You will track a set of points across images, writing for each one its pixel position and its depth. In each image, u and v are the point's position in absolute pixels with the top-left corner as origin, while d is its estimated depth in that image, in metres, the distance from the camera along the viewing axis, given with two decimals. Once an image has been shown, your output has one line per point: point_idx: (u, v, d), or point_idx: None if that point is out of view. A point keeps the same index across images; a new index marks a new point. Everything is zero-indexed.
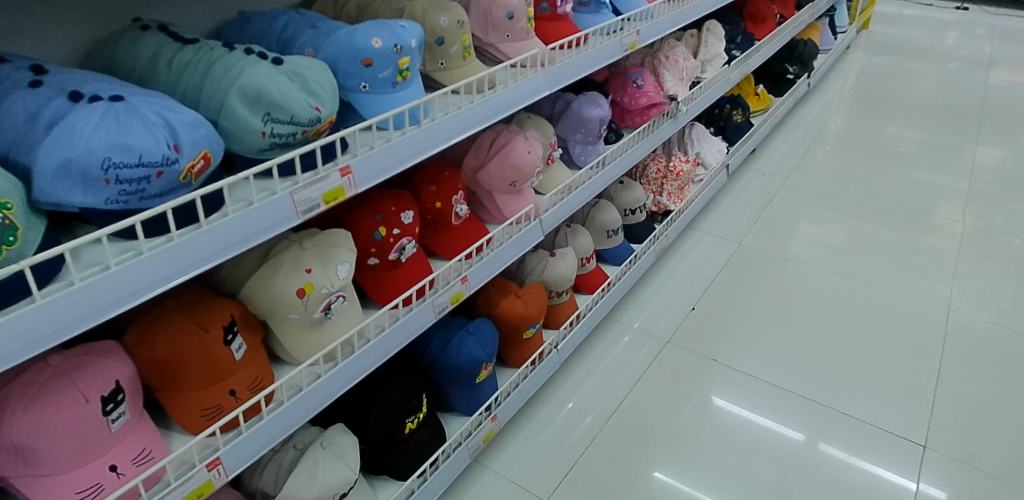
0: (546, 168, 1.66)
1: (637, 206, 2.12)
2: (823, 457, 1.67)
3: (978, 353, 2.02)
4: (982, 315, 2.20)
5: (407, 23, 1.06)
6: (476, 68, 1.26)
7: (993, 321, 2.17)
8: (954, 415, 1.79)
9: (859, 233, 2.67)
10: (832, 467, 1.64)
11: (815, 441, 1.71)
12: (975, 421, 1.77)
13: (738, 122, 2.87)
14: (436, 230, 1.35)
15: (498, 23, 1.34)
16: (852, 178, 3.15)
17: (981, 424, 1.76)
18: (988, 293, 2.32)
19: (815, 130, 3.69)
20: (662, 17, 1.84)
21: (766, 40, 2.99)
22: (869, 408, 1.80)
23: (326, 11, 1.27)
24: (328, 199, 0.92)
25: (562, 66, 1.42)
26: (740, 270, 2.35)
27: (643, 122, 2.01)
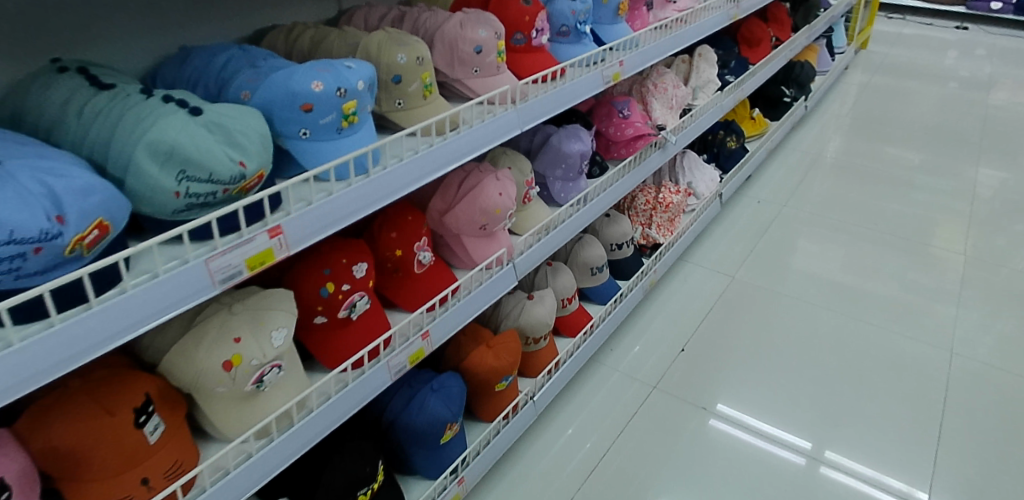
0: (521, 206, 1.56)
1: (624, 240, 2.02)
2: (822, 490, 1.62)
3: (984, 400, 1.90)
4: (987, 353, 2.09)
5: (355, 62, 0.97)
6: (438, 107, 1.17)
7: (998, 364, 2.05)
8: (959, 474, 1.67)
9: (858, 263, 2.56)
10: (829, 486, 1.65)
11: (816, 462, 1.70)
12: (982, 480, 1.66)
13: (731, 149, 2.78)
14: (396, 279, 1.25)
15: (465, 58, 1.25)
16: (851, 205, 3.05)
17: (987, 483, 1.65)
18: (994, 329, 2.21)
19: (813, 153, 3.60)
20: (648, 45, 1.74)
21: (761, 64, 2.91)
22: (867, 465, 1.69)
23: (278, 46, 1.18)
24: (253, 264, 0.82)
25: (535, 101, 1.32)
26: (733, 306, 2.24)
27: (629, 154, 1.91)
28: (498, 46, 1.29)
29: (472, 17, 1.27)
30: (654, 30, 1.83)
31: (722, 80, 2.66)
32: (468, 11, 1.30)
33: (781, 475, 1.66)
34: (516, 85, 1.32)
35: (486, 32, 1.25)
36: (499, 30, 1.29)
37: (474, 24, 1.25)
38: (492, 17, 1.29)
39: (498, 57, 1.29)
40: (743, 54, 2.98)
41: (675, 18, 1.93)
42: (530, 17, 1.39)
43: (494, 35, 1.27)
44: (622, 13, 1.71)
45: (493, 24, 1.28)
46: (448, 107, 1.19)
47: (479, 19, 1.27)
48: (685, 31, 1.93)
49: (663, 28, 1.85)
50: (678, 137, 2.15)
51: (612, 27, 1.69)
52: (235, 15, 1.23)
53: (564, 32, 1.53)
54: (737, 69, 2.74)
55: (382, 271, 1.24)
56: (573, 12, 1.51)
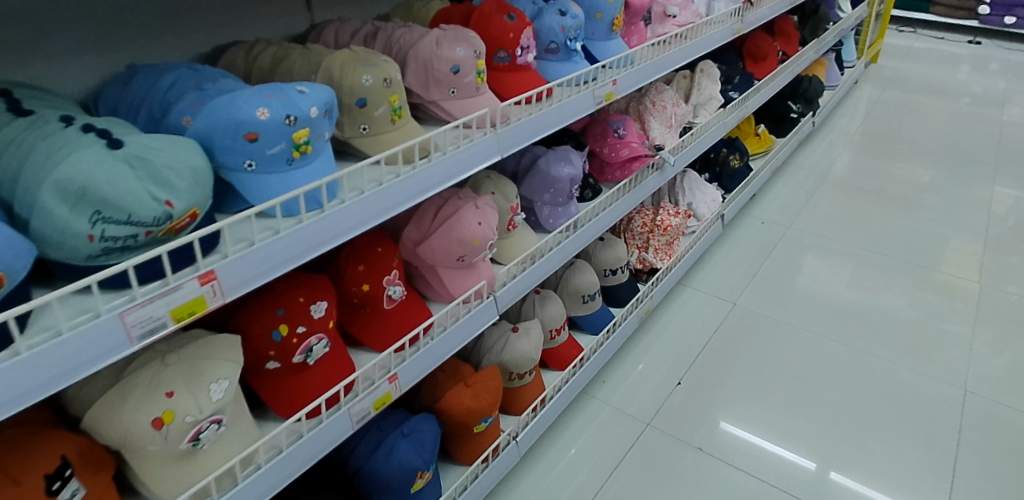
0: (505, 233, 1.47)
1: (618, 266, 1.94)
2: None
3: (1001, 443, 1.79)
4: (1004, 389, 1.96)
5: (309, 86, 0.88)
6: (408, 132, 1.08)
7: (1015, 401, 1.94)
8: None
9: (866, 288, 2.45)
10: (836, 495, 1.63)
11: None
12: None
13: (735, 168, 2.68)
14: (363, 316, 1.16)
15: (441, 78, 1.16)
16: (860, 225, 2.94)
17: None
18: (1010, 361, 2.09)
19: (821, 171, 3.49)
20: (645, 62, 1.65)
21: (766, 80, 2.81)
22: None
23: (236, 64, 1.10)
24: (181, 316, 0.73)
25: (517, 125, 1.23)
26: (732, 335, 2.14)
27: (624, 176, 1.82)
28: (478, 65, 1.20)
29: (449, 34, 1.18)
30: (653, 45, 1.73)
31: (726, 96, 2.57)
32: (446, 28, 1.22)
33: (791, 480, 1.66)
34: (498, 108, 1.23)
35: (465, 50, 1.17)
36: (480, 48, 1.20)
37: (451, 42, 1.16)
38: (472, 34, 1.21)
39: (478, 77, 1.20)
40: (748, 69, 2.89)
41: (674, 34, 1.83)
42: (514, 34, 1.29)
43: (473, 53, 1.18)
44: (617, 28, 1.62)
45: (473, 42, 1.19)
46: (421, 132, 1.10)
47: (457, 36, 1.18)
48: (684, 47, 1.83)
49: (661, 44, 1.75)
50: (677, 157, 2.06)
51: (605, 43, 1.60)
52: (195, 31, 1.15)
53: (553, 50, 1.44)
54: (741, 85, 2.65)
55: (348, 307, 1.15)
56: (562, 29, 1.42)
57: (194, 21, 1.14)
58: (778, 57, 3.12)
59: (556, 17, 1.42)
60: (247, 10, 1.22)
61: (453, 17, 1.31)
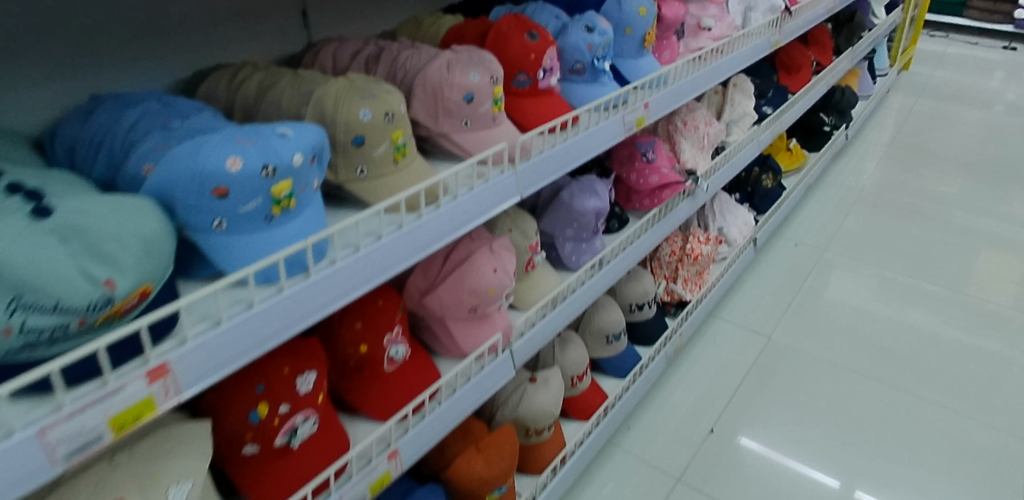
0: (524, 274, 1.32)
1: (645, 299, 1.78)
2: None
3: None
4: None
5: (292, 129, 0.74)
6: (414, 173, 0.93)
7: None
8: None
9: (911, 324, 2.28)
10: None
11: None
12: None
13: (767, 188, 2.52)
14: (361, 380, 1.01)
15: (452, 108, 1.01)
16: (899, 249, 2.77)
17: None
18: None
19: (855, 186, 3.32)
20: (679, 81, 1.49)
21: (801, 93, 2.65)
22: None
23: (218, 91, 0.97)
24: (122, 423, 0.59)
25: (538, 160, 1.08)
26: (767, 377, 2.00)
27: (653, 205, 1.67)
28: (496, 92, 1.05)
29: (462, 58, 1.03)
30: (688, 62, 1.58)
31: (759, 112, 2.41)
32: (459, 49, 1.07)
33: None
34: (516, 140, 1.09)
35: (480, 76, 1.02)
36: (497, 72, 1.05)
37: (465, 66, 1.02)
38: (489, 57, 1.06)
39: (495, 106, 1.06)
40: (781, 82, 2.72)
41: (709, 49, 1.67)
42: (536, 55, 1.15)
43: (489, 79, 1.03)
44: (649, 45, 1.46)
45: (490, 66, 1.05)
46: (429, 171, 0.95)
47: (472, 60, 1.04)
48: (720, 63, 1.68)
49: (696, 60, 1.59)
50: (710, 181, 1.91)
51: (636, 60, 1.44)
52: (176, 54, 1.01)
53: (578, 70, 1.29)
54: (775, 100, 2.48)
55: (343, 370, 1.01)
56: (589, 46, 1.27)
57: (174, 43, 1.01)
58: (812, 68, 2.95)
59: (583, 33, 1.26)
60: (235, 30, 1.08)
61: (467, 35, 1.16)
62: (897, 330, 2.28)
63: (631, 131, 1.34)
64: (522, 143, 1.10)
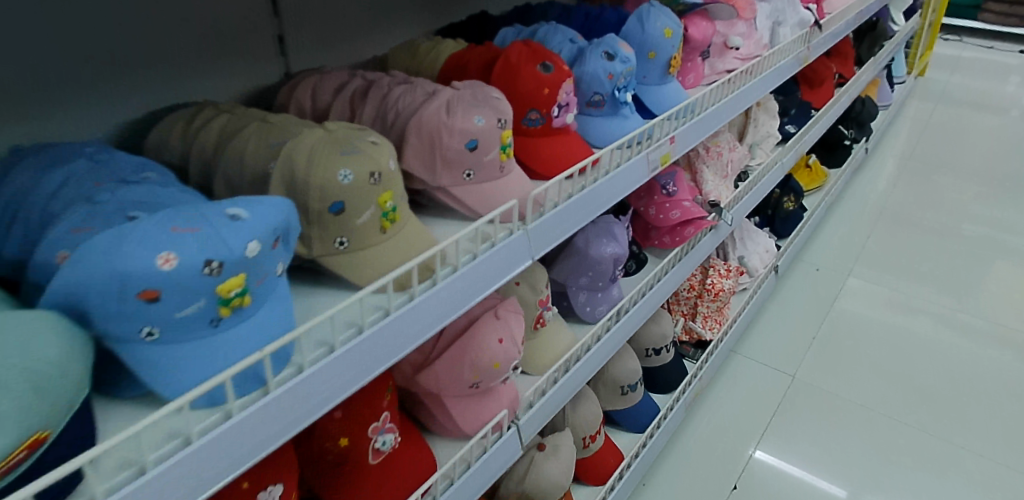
0: (533, 333, 1.17)
1: (663, 344, 1.64)
2: None
3: None
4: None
5: (247, 207, 0.58)
6: (406, 241, 0.78)
7: None
8: None
9: (945, 361, 2.13)
10: None
11: None
12: None
13: (789, 210, 2.36)
14: (341, 477, 0.86)
15: (452, 157, 0.86)
16: (928, 273, 2.61)
17: None
18: None
19: (879, 203, 3.14)
20: (706, 110, 1.34)
21: (825, 109, 2.48)
22: None
23: (171, 138, 0.82)
24: None
25: (552, 215, 0.93)
26: (793, 424, 1.85)
27: (673, 243, 1.51)
28: (504, 137, 0.90)
29: (465, 98, 0.88)
30: (718, 88, 1.42)
31: (782, 131, 2.25)
32: (462, 86, 0.92)
33: None
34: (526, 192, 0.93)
35: (485, 120, 0.87)
36: (506, 114, 0.90)
37: (468, 109, 0.87)
38: (496, 96, 0.91)
39: (503, 154, 0.90)
40: (804, 96, 2.56)
41: (737, 71, 1.52)
42: (552, 89, 0.99)
43: (496, 123, 0.88)
44: (673, 70, 1.31)
45: (497, 107, 0.89)
46: (424, 237, 0.80)
47: (476, 101, 0.89)
48: (748, 86, 1.52)
49: (725, 85, 1.44)
50: (733, 212, 1.76)
51: (659, 88, 1.29)
52: (126, 91, 0.87)
53: (596, 102, 1.14)
54: (798, 118, 2.33)
55: (319, 468, 0.85)
56: (609, 75, 1.11)
57: (125, 78, 0.86)
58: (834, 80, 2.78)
59: (603, 60, 1.11)
60: (199, 61, 0.94)
61: (471, 64, 1.01)
62: (933, 365, 2.12)
63: (655, 170, 1.19)
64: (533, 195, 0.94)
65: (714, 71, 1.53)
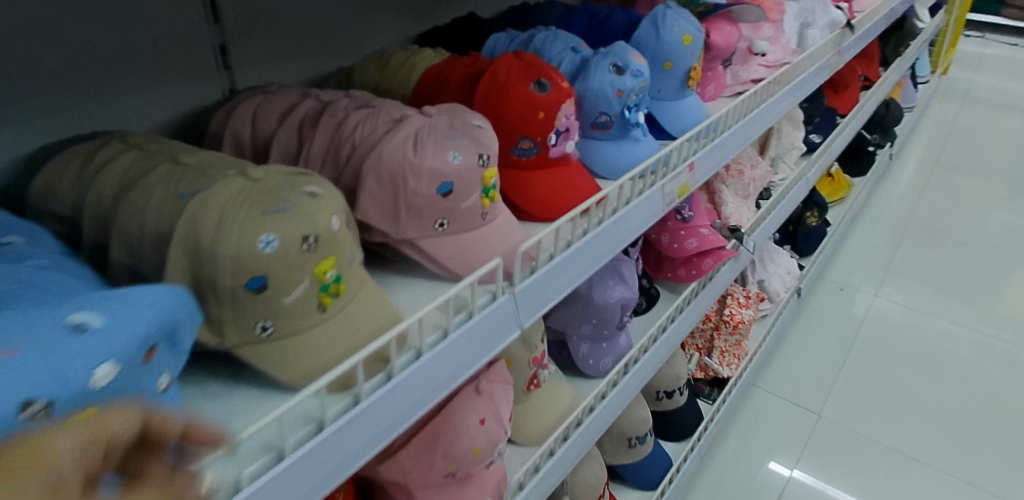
0: (528, 394, 1.00)
1: (675, 387, 1.49)
2: None
3: None
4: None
5: (104, 312, 0.41)
6: (357, 320, 0.61)
7: None
8: None
9: (984, 396, 1.95)
10: None
11: None
12: None
13: (812, 226, 2.17)
14: None
15: (420, 205, 0.68)
16: (962, 291, 2.42)
17: None
18: None
19: (906, 212, 2.94)
20: (730, 129, 1.16)
21: (852, 116, 2.29)
22: None
23: (64, 182, 0.65)
24: None
25: (546, 272, 0.76)
26: (817, 475, 1.69)
27: (689, 275, 1.33)
28: (489, 176, 0.72)
29: (438, 129, 0.70)
30: (744, 102, 1.23)
31: (807, 141, 2.05)
32: (436, 112, 0.74)
33: None
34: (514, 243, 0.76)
35: (463, 157, 0.69)
36: (491, 148, 0.72)
37: (441, 143, 0.69)
38: (478, 124, 0.74)
39: (486, 198, 0.73)
40: (828, 102, 2.36)
41: (765, 80, 1.33)
42: (549, 113, 0.81)
43: (477, 161, 0.70)
44: (693, 82, 1.13)
45: (479, 140, 0.72)
46: (383, 312, 0.63)
47: (452, 132, 0.71)
48: (777, 97, 1.33)
49: (752, 98, 1.25)
50: (755, 237, 1.58)
51: (676, 103, 1.11)
52: (20, 120, 0.70)
53: (603, 124, 0.96)
54: (824, 126, 2.13)
55: None
56: (619, 92, 0.93)
57: (16, 105, 0.69)
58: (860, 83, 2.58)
59: (611, 74, 0.93)
60: (118, 81, 0.76)
61: (451, 81, 0.83)
62: (972, 399, 1.94)
63: (672, 203, 1.01)
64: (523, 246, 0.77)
65: (738, 80, 1.35)
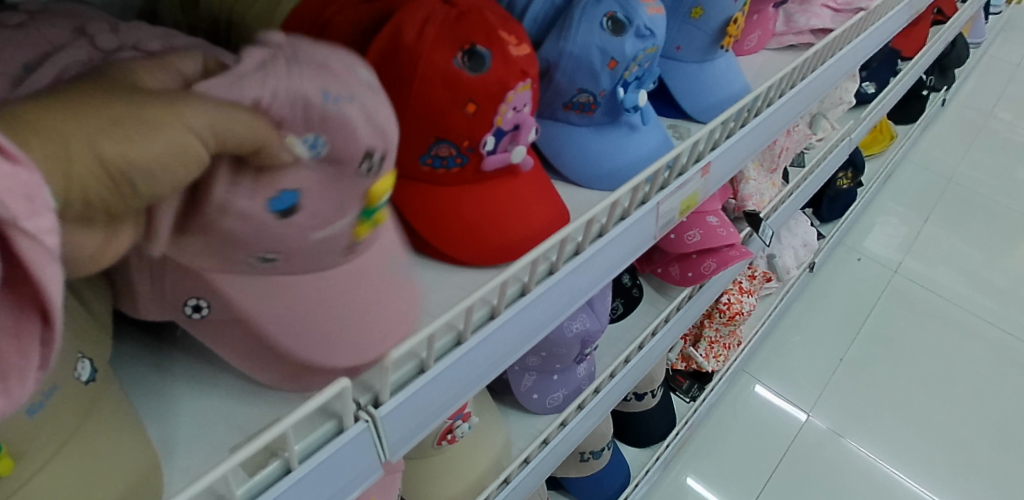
0: (438, 448, 0.77)
1: (648, 389, 1.26)
2: (848, 455, 1.57)
3: None
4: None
5: None
6: (87, 470, 0.37)
7: None
8: None
9: (1003, 405, 1.70)
10: (856, 461, 1.56)
11: None
12: None
13: (841, 190, 1.85)
14: None
15: (225, 228, 0.36)
16: (1006, 268, 2.09)
17: None
18: None
19: (960, 158, 2.52)
20: (774, 107, 0.83)
21: (917, 60, 1.89)
22: None
23: None
24: None
25: (442, 371, 0.49)
26: (795, 487, 1.50)
27: (675, 274, 1.06)
28: (377, 194, 0.40)
29: (304, 70, 0.35)
30: (802, 68, 0.89)
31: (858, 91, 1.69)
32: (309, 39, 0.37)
33: (804, 444, 1.58)
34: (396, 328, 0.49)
35: (330, 150, 0.36)
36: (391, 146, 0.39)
37: (296, 112, 0.34)
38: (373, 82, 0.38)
39: (366, 228, 0.42)
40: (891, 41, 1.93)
41: (828, 34, 0.98)
42: (483, 107, 0.50)
43: (360, 164, 0.37)
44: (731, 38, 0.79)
45: (380, 125, 0.38)
46: (121, 469, 0.39)
47: (333, 85, 0.36)
48: (840, 57, 0.98)
49: (809, 63, 0.91)
50: (773, 218, 1.28)
51: (699, 69, 0.78)
52: None
53: (582, 105, 0.65)
54: (880, 74, 1.75)
55: None
56: (610, 63, 0.62)
57: None
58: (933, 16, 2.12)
59: (603, 34, 0.60)
60: None
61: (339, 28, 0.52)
62: (980, 411, 1.69)
63: (669, 222, 0.71)
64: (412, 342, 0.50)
65: (791, 28, 0.99)
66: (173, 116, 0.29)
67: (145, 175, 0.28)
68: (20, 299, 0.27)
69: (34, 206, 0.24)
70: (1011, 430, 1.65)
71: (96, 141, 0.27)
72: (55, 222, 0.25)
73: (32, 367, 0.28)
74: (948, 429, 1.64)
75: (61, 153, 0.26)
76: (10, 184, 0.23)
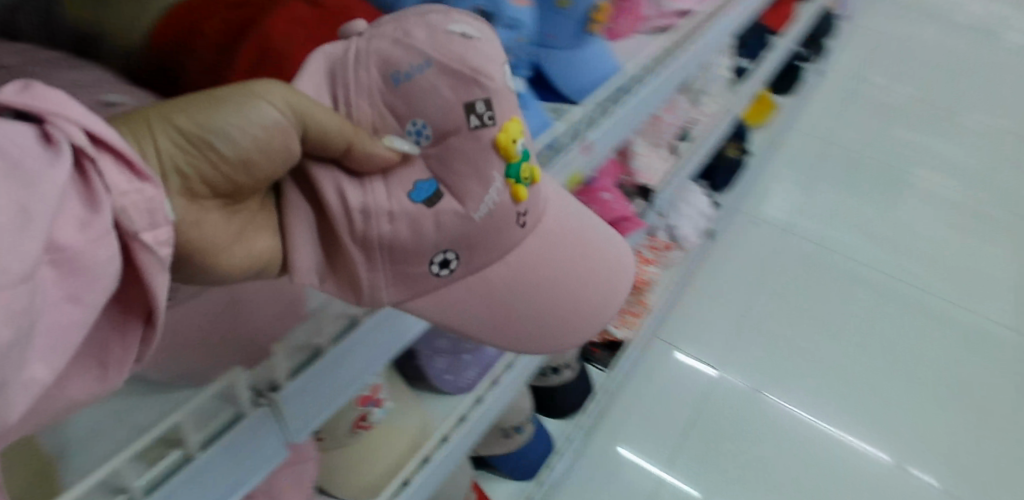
0: (354, 436, 0.79)
1: (565, 362, 1.31)
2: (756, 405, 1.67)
3: None
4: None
5: None
6: None
7: None
8: None
9: (891, 340, 1.83)
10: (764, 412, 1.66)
11: None
12: None
13: (732, 159, 1.96)
14: None
15: (383, 235, 0.44)
16: (890, 213, 2.23)
17: None
18: None
19: (847, 107, 2.64)
20: (653, 83, 0.88)
21: (789, 30, 1.97)
22: None
23: None
24: None
25: (340, 354, 0.52)
26: (708, 440, 1.60)
27: None
28: (508, 138, 0.49)
29: (374, 72, 0.45)
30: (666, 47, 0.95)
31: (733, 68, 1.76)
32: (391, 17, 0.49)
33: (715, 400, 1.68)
34: (575, 279, 0.60)
35: (430, 132, 0.46)
36: (487, 78, 0.47)
37: (385, 119, 0.45)
38: (463, 32, 0.48)
39: (518, 184, 0.50)
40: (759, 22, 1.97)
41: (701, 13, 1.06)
42: None
43: (468, 120, 0.47)
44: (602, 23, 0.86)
45: (466, 62, 0.46)
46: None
47: (408, 65, 0.46)
48: (716, 28, 1.06)
49: (682, 44, 0.97)
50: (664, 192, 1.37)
51: (572, 54, 0.83)
52: None
53: None
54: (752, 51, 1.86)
55: None
56: None
57: None
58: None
59: None
60: None
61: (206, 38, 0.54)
62: (872, 348, 1.81)
63: None
64: (588, 293, 0.61)
65: (660, 12, 1.05)
66: (235, 90, 0.33)
67: (220, 136, 0.32)
68: (132, 297, 0.31)
69: (154, 219, 0.29)
70: (899, 364, 1.78)
71: (174, 117, 0.31)
72: (170, 234, 0.30)
73: (129, 356, 0.33)
74: (842, 369, 1.75)
75: (144, 134, 0.31)
76: (137, 198, 0.29)
